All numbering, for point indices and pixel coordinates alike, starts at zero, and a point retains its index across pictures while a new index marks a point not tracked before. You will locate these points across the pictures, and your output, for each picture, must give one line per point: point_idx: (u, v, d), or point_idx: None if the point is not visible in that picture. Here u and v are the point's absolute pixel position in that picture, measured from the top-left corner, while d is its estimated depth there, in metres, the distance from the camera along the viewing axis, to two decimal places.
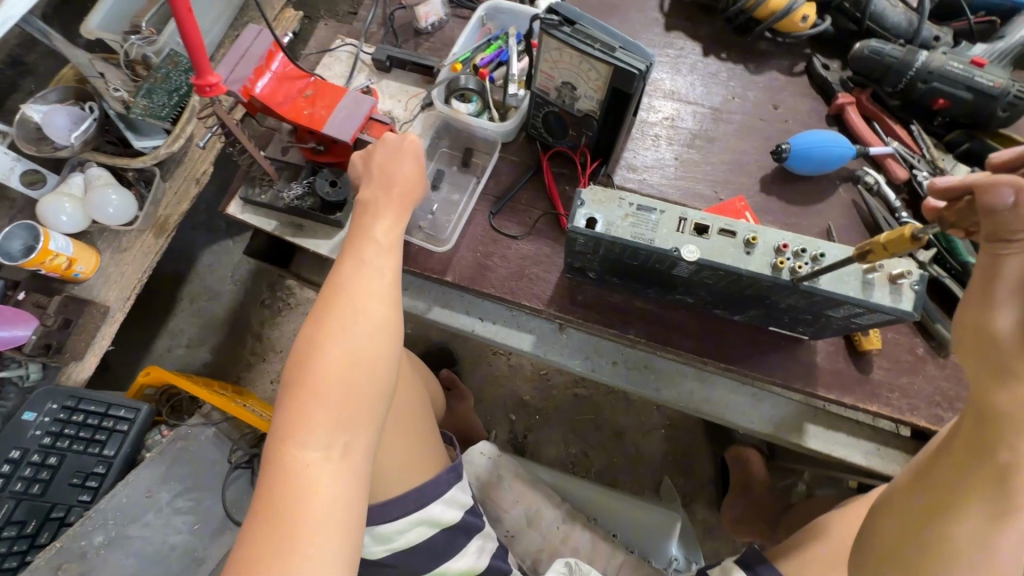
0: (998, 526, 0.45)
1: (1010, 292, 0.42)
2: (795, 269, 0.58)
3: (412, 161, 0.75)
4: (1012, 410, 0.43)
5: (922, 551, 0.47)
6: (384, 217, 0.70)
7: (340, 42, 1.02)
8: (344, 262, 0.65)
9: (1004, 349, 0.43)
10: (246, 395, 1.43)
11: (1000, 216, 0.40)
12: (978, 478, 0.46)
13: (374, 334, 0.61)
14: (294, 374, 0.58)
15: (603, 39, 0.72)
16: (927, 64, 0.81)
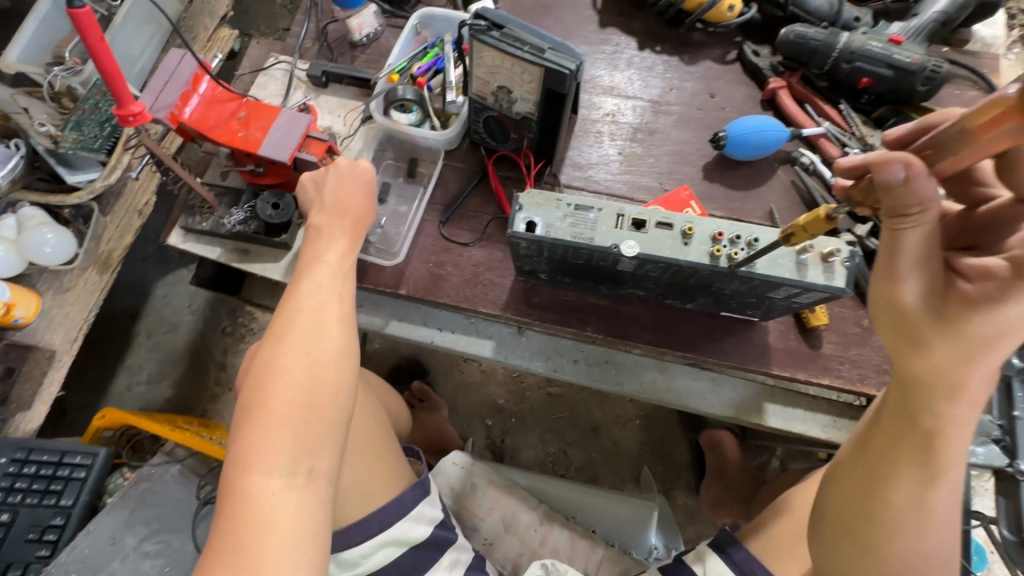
0: (930, 488, 0.47)
1: (910, 264, 0.40)
2: (732, 256, 0.59)
3: (361, 180, 0.74)
4: (930, 379, 0.43)
5: (865, 516, 0.50)
6: (333, 236, 0.69)
7: (273, 60, 1.00)
8: (296, 282, 0.64)
9: (914, 320, 0.42)
10: (214, 427, 1.39)
11: (893, 193, 0.39)
12: (908, 445, 0.47)
13: (335, 355, 0.60)
14: (252, 398, 0.56)
15: (531, 42, 0.73)
16: (848, 45, 0.84)
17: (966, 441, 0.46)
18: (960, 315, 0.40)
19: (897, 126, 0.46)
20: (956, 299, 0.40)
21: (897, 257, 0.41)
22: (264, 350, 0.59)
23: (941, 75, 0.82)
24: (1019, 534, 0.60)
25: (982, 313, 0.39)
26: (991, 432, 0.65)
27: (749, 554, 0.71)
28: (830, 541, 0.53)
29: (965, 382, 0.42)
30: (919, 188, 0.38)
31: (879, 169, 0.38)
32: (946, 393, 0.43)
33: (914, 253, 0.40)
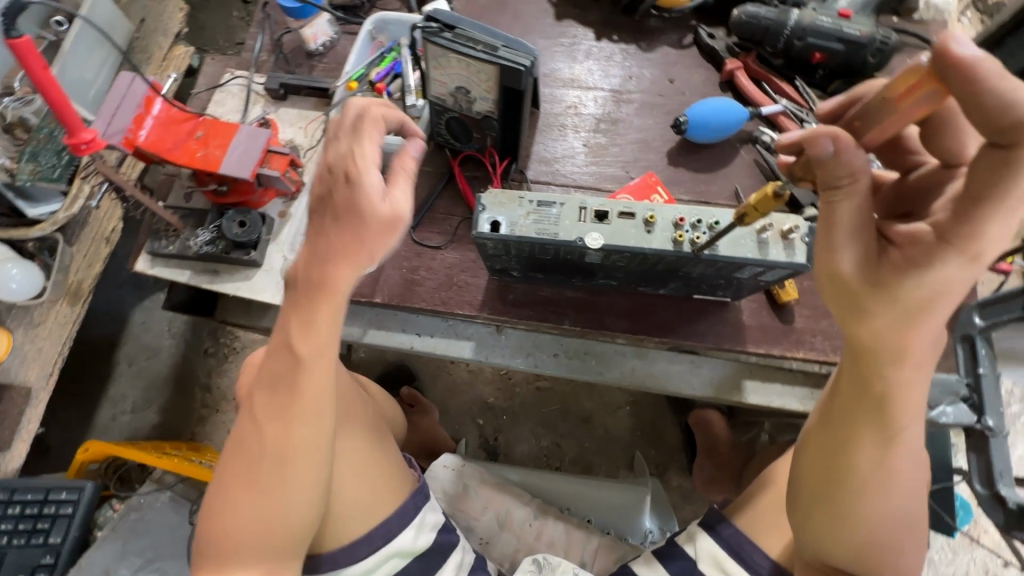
0: (892, 445, 0.51)
1: (846, 235, 0.41)
2: (694, 240, 0.60)
3: (340, 192, 0.53)
4: (875, 344, 0.44)
5: (836, 479, 0.53)
6: (304, 332, 0.55)
7: (229, 76, 0.98)
8: (265, 391, 0.58)
9: (857, 291, 0.42)
10: (203, 451, 1.38)
11: (826, 167, 0.40)
12: (866, 405, 0.49)
13: (301, 451, 0.57)
14: (213, 516, 0.57)
15: (484, 41, 0.73)
16: (799, 22, 0.85)
17: (916, 399, 0.48)
18: (893, 280, 0.40)
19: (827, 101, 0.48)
20: (888, 266, 0.40)
21: (834, 227, 0.41)
22: (231, 457, 0.58)
23: (889, 45, 0.84)
24: (990, 487, 0.62)
25: (910, 277, 0.39)
26: (959, 391, 0.67)
27: (737, 530, 0.72)
28: (808, 511, 0.56)
29: (908, 346, 0.44)
30: (850, 159, 0.39)
31: (811, 143, 0.39)
32: (891, 357, 0.45)
33: (848, 223, 0.41)
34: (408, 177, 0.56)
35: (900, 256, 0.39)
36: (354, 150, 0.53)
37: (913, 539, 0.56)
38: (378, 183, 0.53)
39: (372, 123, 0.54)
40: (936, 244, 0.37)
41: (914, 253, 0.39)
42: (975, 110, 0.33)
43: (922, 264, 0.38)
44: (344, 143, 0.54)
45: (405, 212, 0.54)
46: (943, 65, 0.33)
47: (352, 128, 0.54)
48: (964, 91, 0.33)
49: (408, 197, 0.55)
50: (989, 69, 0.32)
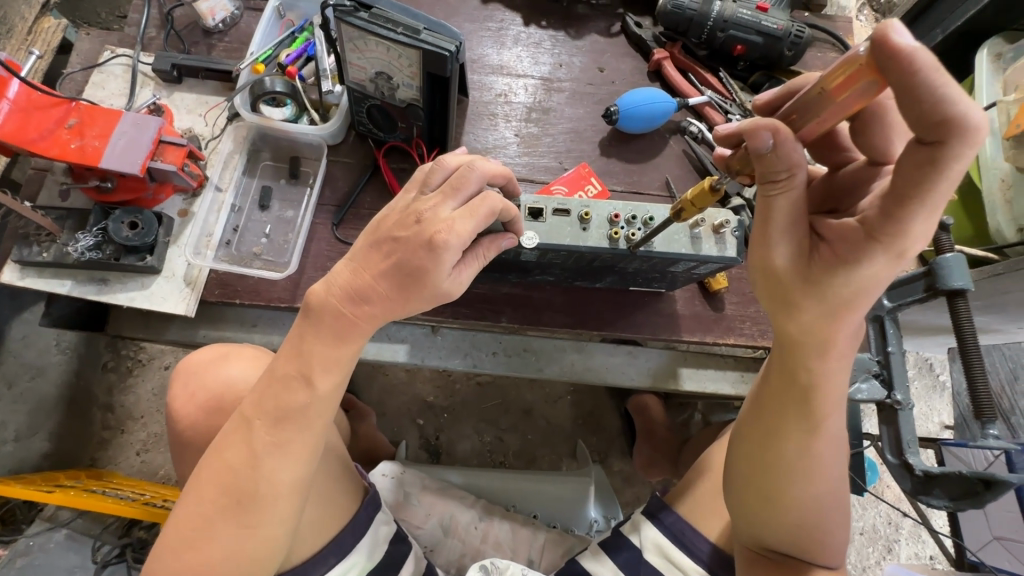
0: (815, 436, 0.53)
1: (780, 231, 0.42)
2: (629, 237, 0.59)
3: (414, 258, 0.49)
4: (804, 335, 0.46)
5: (770, 465, 0.55)
6: (326, 366, 0.50)
7: (109, 54, 0.86)
8: (260, 420, 0.49)
9: (787, 284, 0.44)
10: (106, 478, 1.24)
11: (763, 159, 0.40)
12: (794, 396, 0.52)
13: (287, 475, 0.49)
14: (174, 547, 0.48)
15: (404, 22, 0.67)
16: (721, 13, 0.86)
17: (839, 390, 0.52)
18: (824, 275, 0.42)
19: (766, 92, 0.47)
20: (817, 262, 0.42)
21: (768, 221, 0.42)
22: (202, 479, 0.49)
23: (804, 39, 0.87)
24: (900, 457, 0.67)
25: (840, 274, 0.41)
26: (872, 367, 0.72)
27: (679, 517, 0.74)
28: (743, 494, 0.59)
29: (832, 338, 0.46)
30: (788, 152, 0.39)
31: (751, 136, 0.39)
32: (818, 349, 0.47)
33: (781, 219, 0.42)
34: (480, 260, 0.54)
35: (830, 252, 0.41)
36: (448, 220, 0.50)
37: (838, 526, 0.59)
38: (452, 264, 0.51)
39: (492, 208, 0.51)
40: (863, 239, 0.39)
41: (843, 250, 0.40)
42: (911, 104, 0.33)
43: (846, 261, 0.40)
44: (449, 209, 0.51)
45: (453, 293, 0.53)
46: (880, 53, 0.33)
47: (463, 203, 0.52)
48: (902, 83, 0.32)
49: (466, 281, 0.53)
50: (923, 59, 0.31)
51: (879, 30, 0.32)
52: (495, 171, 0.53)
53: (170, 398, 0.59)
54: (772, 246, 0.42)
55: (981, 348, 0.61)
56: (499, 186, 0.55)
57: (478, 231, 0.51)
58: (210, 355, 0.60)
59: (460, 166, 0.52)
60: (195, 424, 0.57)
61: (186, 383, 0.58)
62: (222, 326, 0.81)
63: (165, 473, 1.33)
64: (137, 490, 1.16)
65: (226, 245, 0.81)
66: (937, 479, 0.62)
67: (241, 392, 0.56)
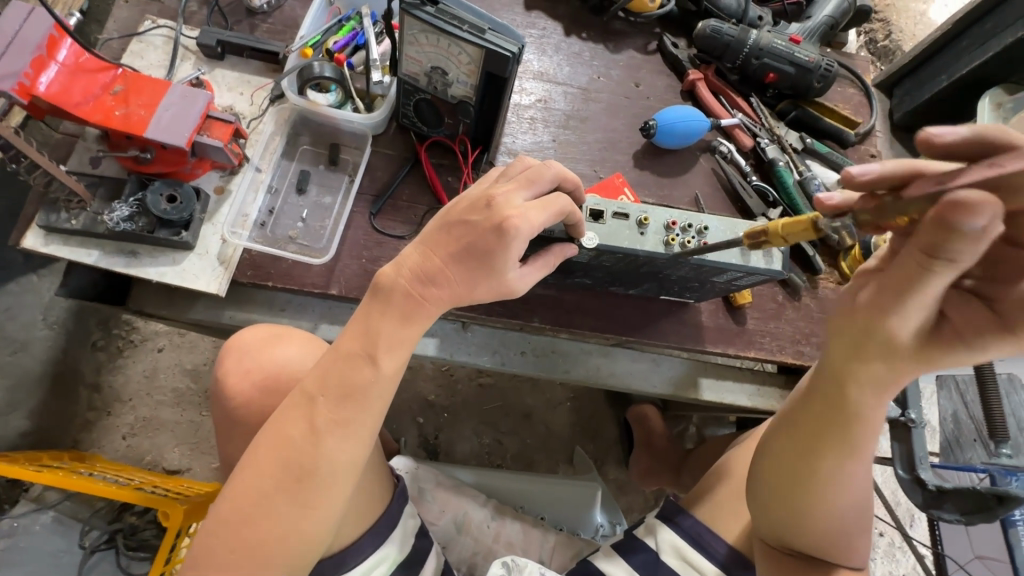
0: (853, 458, 0.56)
1: (919, 309, 0.43)
2: (684, 244, 0.62)
3: (484, 243, 0.50)
4: (863, 377, 0.51)
5: (815, 488, 0.58)
6: (391, 346, 0.50)
7: (150, 24, 0.84)
8: (324, 396, 0.49)
9: (882, 345, 0.47)
10: (90, 461, 1.19)
11: (952, 242, 0.36)
12: (844, 425, 0.54)
13: (346, 456, 0.49)
14: (231, 521, 0.47)
15: (470, 21, 0.69)
16: (757, 42, 0.91)
17: (879, 415, 0.55)
18: (934, 347, 0.46)
19: (941, 128, 0.40)
20: (936, 335, 0.45)
21: (910, 294, 0.42)
22: (261, 453, 0.48)
23: (832, 73, 0.92)
24: (911, 472, 0.70)
25: (950, 353, 0.45)
26: None
27: (698, 520, 0.76)
28: (772, 498, 0.61)
29: (891, 382, 0.50)
30: (979, 240, 0.36)
31: (961, 217, 0.35)
32: (872, 387, 0.51)
33: (925, 295, 0.42)
34: (548, 265, 0.55)
35: (950, 333, 0.45)
36: (520, 209, 0.50)
37: (864, 531, 0.62)
38: (518, 251, 0.50)
39: (562, 207, 0.52)
40: (988, 325, 0.43)
41: (959, 335, 0.44)
42: None
43: (971, 343, 0.44)
44: (522, 199, 0.51)
45: (516, 292, 0.54)
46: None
47: (534, 197, 0.52)
48: None
49: (530, 284, 0.54)
50: None
51: None
52: (568, 175, 0.55)
53: (221, 373, 0.59)
54: (903, 316, 0.44)
55: (996, 373, 0.65)
56: (567, 191, 0.57)
57: (546, 226, 0.51)
58: (261, 335, 0.60)
59: (535, 165, 0.54)
60: (251, 400, 0.57)
61: (239, 361, 0.58)
62: (250, 308, 0.79)
63: (152, 459, 1.28)
64: (125, 475, 1.12)
65: (261, 226, 0.80)
66: (950, 494, 0.66)
67: (297, 373, 0.57)
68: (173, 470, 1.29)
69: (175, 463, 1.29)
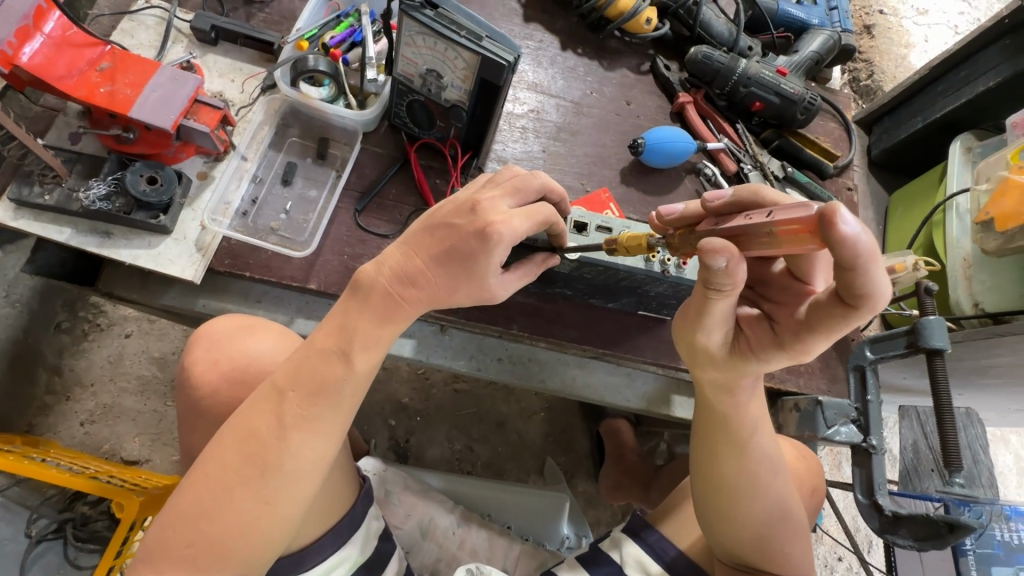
0: (745, 457, 0.63)
1: (715, 325, 0.52)
2: (664, 261, 0.64)
3: (466, 245, 0.49)
4: (721, 382, 0.59)
5: (718, 491, 0.64)
6: (366, 344, 0.50)
7: (143, 3, 0.83)
8: (294, 391, 0.48)
9: (716, 355, 0.56)
10: (44, 447, 1.14)
11: (715, 275, 0.45)
12: (725, 426, 0.63)
13: (312, 452, 0.48)
14: (189, 514, 0.45)
15: (468, 27, 0.69)
16: (746, 71, 0.94)
17: (753, 413, 0.63)
18: (742, 357, 0.56)
19: (715, 193, 0.51)
20: (742, 345, 0.55)
21: (704, 315, 0.52)
22: (225, 445, 0.47)
23: (815, 106, 0.96)
24: (870, 497, 0.72)
25: (753, 360, 0.55)
26: (850, 413, 0.78)
27: (662, 535, 0.76)
28: (705, 511, 0.65)
29: (739, 383, 0.59)
30: (729, 275, 0.45)
31: (710, 257, 0.44)
32: (726, 390, 0.60)
33: (714, 318, 0.52)
34: (531, 274, 0.56)
35: (749, 341, 0.54)
36: (505, 215, 0.50)
37: (795, 538, 0.65)
38: (500, 255, 0.50)
39: (547, 216, 0.52)
40: (772, 342, 0.53)
41: (755, 344, 0.54)
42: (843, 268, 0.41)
43: (765, 356, 0.54)
44: (507, 205, 0.51)
45: (496, 298, 0.54)
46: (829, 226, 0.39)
47: (519, 204, 0.53)
48: (844, 257, 0.40)
49: (511, 290, 0.54)
50: (861, 244, 0.39)
51: (833, 213, 0.38)
52: (554, 188, 0.56)
53: (192, 361, 0.58)
54: (708, 333, 0.53)
55: (954, 406, 0.67)
56: (552, 203, 0.57)
57: (530, 234, 0.51)
58: (235, 325, 0.59)
59: (523, 174, 0.54)
60: (216, 390, 0.55)
61: (212, 349, 0.57)
62: (224, 298, 0.78)
63: (110, 448, 1.24)
64: (80, 464, 1.08)
65: (242, 215, 0.78)
66: (904, 520, 0.68)
67: (267, 367, 0.56)
68: (131, 460, 1.24)
69: (135, 453, 1.24)
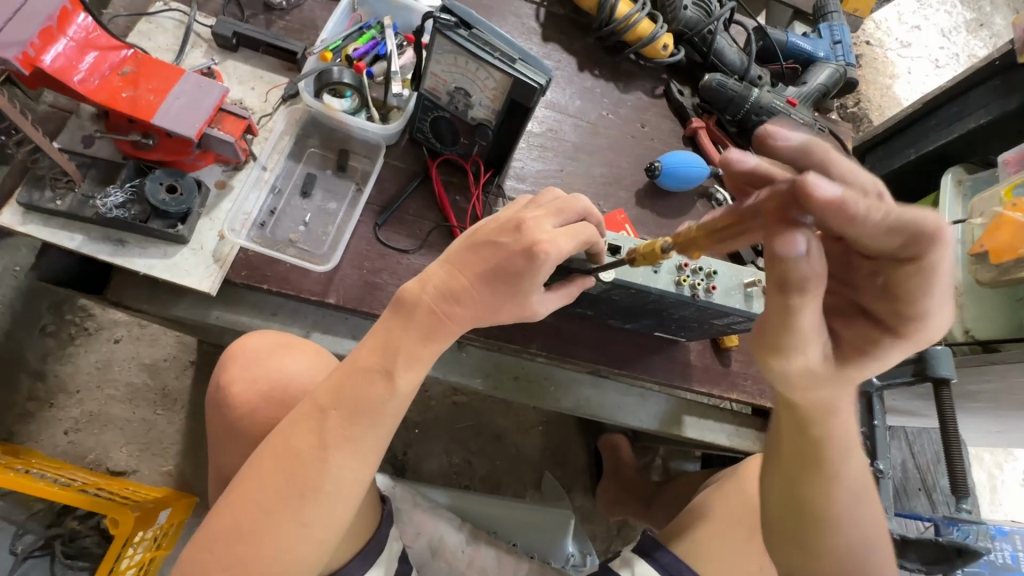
0: (834, 486, 0.56)
1: (811, 344, 0.41)
2: (694, 286, 0.65)
3: (513, 264, 0.49)
4: (815, 406, 0.50)
5: (801, 527, 0.58)
6: (409, 362, 0.49)
7: (162, 5, 0.81)
8: (336, 409, 0.47)
9: (811, 381, 0.46)
10: (26, 457, 1.09)
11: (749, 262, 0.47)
12: (812, 454, 0.54)
13: (354, 471, 0.47)
14: (228, 536, 0.44)
15: (501, 48, 0.69)
16: (758, 100, 0.96)
17: (845, 435, 0.54)
18: (846, 367, 0.44)
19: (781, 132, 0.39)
20: (842, 353, 0.44)
21: (796, 338, 0.40)
22: (264, 465, 0.46)
23: None
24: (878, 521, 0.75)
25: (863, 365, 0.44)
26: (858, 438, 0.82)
27: (674, 555, 0.76)
28: (784, 549, 0.60)
29: (836, 405, 0.51)
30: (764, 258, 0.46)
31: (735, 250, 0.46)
32: (822, 415, 0.51)
33: (807, 333, 0.40)
34: (568, 296, 0.57)
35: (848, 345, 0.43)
36: (551, 234, 0.50)
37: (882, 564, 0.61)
38: (545, 276, 0.51)
39: (590, 235, 0.52)
40: (875, 330, 0.42)
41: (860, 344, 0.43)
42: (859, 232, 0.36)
43: (872, 352, 0.43)
44: (551, 225, 0.52)
45: (535, 316, 0.55)
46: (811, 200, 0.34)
47: (563, 225, 0.53)
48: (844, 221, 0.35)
49: (551, 309, 0.55)
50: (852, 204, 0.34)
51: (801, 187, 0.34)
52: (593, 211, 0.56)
53: (226, 379, 0.56)
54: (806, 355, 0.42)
55: (959, 433, 0.70)
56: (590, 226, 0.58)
57: (574, 252, 0.52)
58: (269, 342, 0.58)
59: (564, 196, 0.55)
60: (253, 410, 0.54)
61: (248, 366, 0.56)
62: (238, 310, 0.76)
63: (95, 458, 1.19)
64: (66, 476, 1.03)
65: (260, 226, 0.77)
66: (912, 544, 0.70)
67: (298, 388, 0.55)
68: (118, 471, 1.20)
69: (122, 464, 1.20)
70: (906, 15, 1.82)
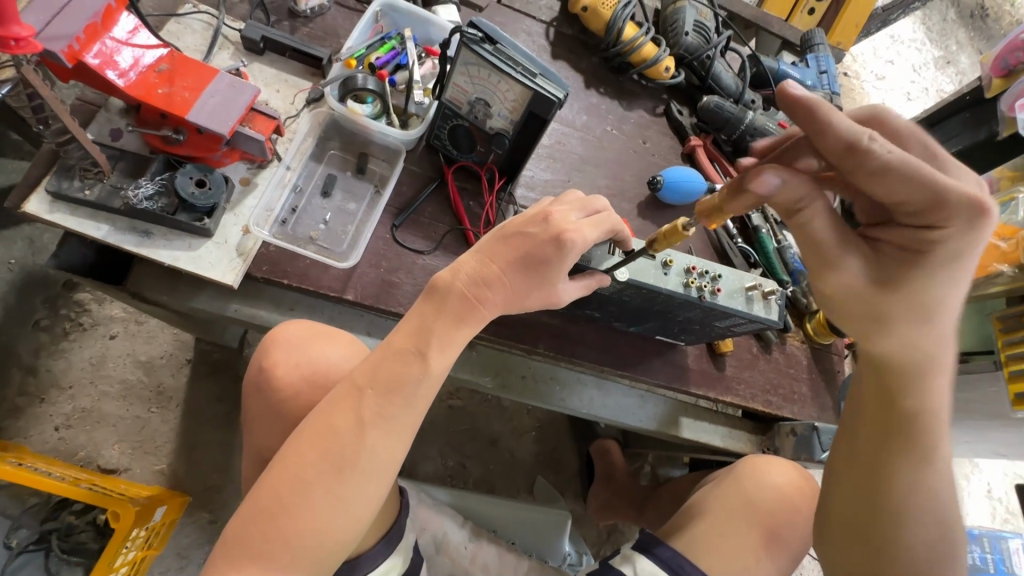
0: (924, 466, 0.58)
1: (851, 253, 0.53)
2: (701, 288, 0.70)
3: (542, 252, 0.54)
4: (901, 357, 0.56)
5: (877, 505, 0.60)
6: (442, 347, 0.52)
7: (191, 8, 0.84)
8: (372, 390, 0.50)
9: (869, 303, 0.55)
10: (16, 452, 1.07)
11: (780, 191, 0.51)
12: (893, 420, 0.59)
13: (388, 449, 0.50)
14: (270, 509, 0.46)
15: (523, 63, 0.74)
16: (752, 122, 1.03)
17: (937, 413, 0.58)
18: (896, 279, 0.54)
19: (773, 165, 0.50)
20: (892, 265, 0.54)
21: (829, 249, 0.53)
22: (304, 442, 0.48)
23: None
24: None
25: (917, 265, 0.53)
26: None
27: (672, 548, 0.79)
28: (855, 528, 0.62)
29: (925, 363, 0.56)
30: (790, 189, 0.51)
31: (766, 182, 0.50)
32: (915, 379, 0.56)
33: (833, 240, 0.53)
34: (588, 287, 0.61)
35: (897, 254, 0.54)
36: (576, 225, 0.55)
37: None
38: (571, 262, 0.55)
39: (612, 224, 0.57)
40: (915, 231, 0.51)
41: (906, 250, 0.53)
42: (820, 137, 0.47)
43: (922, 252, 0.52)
44: (576, 217, 0.56)
45: (560, 303, 0.59)
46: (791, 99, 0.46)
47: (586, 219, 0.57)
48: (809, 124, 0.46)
49: (574, 297, 0.59)
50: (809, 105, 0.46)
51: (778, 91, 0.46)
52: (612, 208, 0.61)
53: (261, 366, 0.59)
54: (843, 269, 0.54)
55: None
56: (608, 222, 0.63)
57: (597, 241, 0.56)
58: (304, 331, 0.61)
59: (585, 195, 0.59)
60: (295, 393, 0.57)
61: (288, 353, 0.58)
62: (257, 304, 0.78)
63: (85, 455, 1.17)
64: (60, 471, 1.02)
65: (282, 223, 0.79)
66: None
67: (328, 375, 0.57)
68: (108, 469, 1.18)
69: (113, 462, 1.18)
70: (880, 50, 1.94)
